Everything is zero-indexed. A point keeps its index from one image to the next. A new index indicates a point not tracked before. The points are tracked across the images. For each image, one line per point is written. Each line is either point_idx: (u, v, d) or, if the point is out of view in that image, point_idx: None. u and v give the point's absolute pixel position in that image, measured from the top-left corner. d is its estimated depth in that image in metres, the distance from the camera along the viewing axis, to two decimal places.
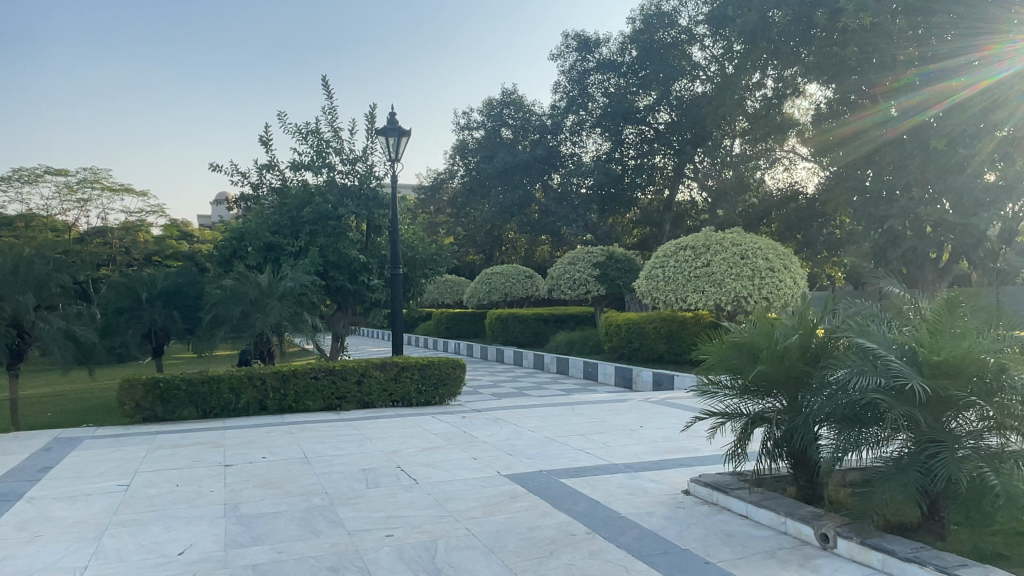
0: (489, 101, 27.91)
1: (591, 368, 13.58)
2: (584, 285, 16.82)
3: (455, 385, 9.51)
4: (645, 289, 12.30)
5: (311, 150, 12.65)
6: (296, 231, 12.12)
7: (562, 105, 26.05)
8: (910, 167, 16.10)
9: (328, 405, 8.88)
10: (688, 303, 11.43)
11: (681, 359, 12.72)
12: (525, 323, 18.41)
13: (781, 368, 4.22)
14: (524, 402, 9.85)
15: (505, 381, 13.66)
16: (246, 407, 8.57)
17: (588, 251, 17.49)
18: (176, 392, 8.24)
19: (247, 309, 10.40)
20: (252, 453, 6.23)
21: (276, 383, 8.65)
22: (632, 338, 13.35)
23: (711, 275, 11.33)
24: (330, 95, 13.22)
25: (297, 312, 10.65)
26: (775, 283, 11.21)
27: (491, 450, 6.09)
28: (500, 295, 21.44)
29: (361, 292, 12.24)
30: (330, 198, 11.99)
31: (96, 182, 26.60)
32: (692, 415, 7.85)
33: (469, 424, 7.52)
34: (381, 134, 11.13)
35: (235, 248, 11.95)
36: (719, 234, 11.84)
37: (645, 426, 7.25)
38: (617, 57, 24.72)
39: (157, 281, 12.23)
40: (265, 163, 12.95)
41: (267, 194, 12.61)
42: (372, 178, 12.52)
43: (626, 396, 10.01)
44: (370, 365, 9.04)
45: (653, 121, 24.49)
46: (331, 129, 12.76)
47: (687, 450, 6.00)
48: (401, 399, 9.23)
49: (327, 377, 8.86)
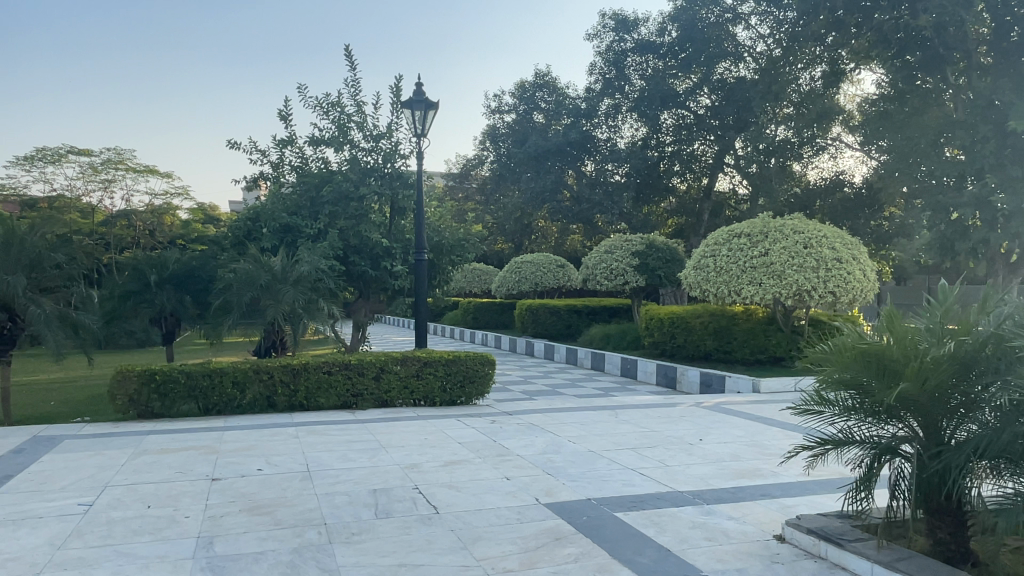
0: (521, 83, 26.84)
1: (631, 365, 12.53)
2: (622, 275, 15.65)
3: (484, 383, 8.54)
4: (693, 280, 11.17)
5: (332, 125, 11.73)
6: (315, 212, 11.25)
7: (597, 87, 24.71)
8: (984, 152, 14.55)
9: (342, 403, 7.98)
10: (743, 297, 10.30)
11: (730, 358, 11.60)
12: (556, 314, 17.38)
13: (924, 387, 3.15)
14: (559, 404, 8.85)
15: (536, 377, 12.72)
16: (252, 403, 7.70)
17: (627, 240, 16.34)
18: (174, 386, 7.39)
19: (258, 295, 9.56)
20: (246, 463, 5.32)
21: (284, 377, 7.75)
22: (676, 333, 12.28)
23: (769, 266, 10.17)
24: (353, 67, 12.31)
25: (312, 299, 9.76)
26: (843, 276, 10.03)
27: (527, 467, 5.12)
28: (530, 285, 20.46)
29: (383, 279, 11.32)
30: (352, 177, 11.07)
31: (120, 162, 26.08)
32: (757, 428, 6.78)
33: (500, 432, 6.56)
34: (406, 107, 10.16)
35: (249, 228, 11.16)
36: (779, 221, 10.70)
37: (704, 439, 6.21)
38: (656, 38, 23.26)
39: (168, 263, 11.41)
40: (284, 139, 12.08)
41: (284, 172, 11.72)
42: (397, 155, 11.54)
43: (674, 399, 8.97)
44: (389, 360, 8.09)
45: (693, 106, 23.13)
46: (354, 102, 11.84)
47: (765, 477, 4.94)
48: (424, 398, 8.27)
49: (342, 372, 7.94)
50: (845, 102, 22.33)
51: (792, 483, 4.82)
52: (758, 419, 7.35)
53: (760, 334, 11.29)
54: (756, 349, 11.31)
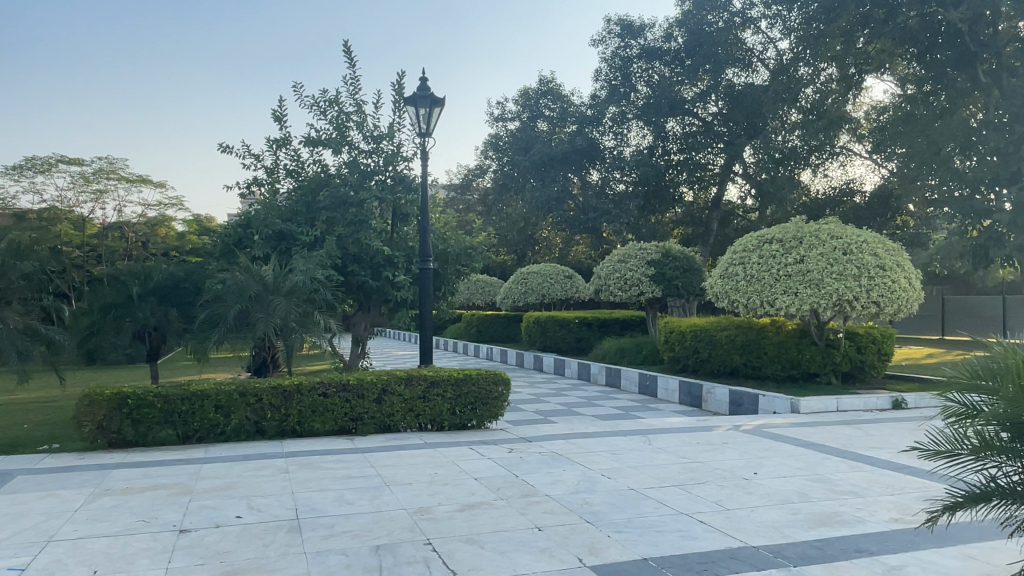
0: (524, 90, 25.59)
1: (650, 382, 11.67)
2: (636, 286, 14.80)
3: (497, 405, 7.66)
4: (720, 290, 10.33)
5: (330, 125, 10.92)
6: (311, 218, 10.47)
7: (602, 95, 23.58)
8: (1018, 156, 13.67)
9: (340, 429, 7.10)
10: (777, 307, 9.46)
11: (761, 374, 10.76)
12: (566, 327, 16.52)
13: None
14: (580, 427, 7.97)
15: (549, 395, 11.85)
16: (237, 430, 6.83)
17: (641, 248, 15.50)
18: (150, 411, 6.53)
19: (247, 307, 8.71)
20: (223, 509, 4.44)
21: (274, 401, 6.89)
22: (700, 347, 11.45)
23: (805, 274, 9.34)
24: (352, 65, 11.54)
25: (307, 312, 8.89)
26: (887, 284, 9.21)
27: (562, 513, 4.25)
28: (537, 296, 19.62)
29: (385, 290, 10.49)
30: (350, 181, 10.29)
31: (112, 172, 25.28)
32: (817, 458, 5.90)
33: (522, 463, 5.69)
34: (409, 104, 9.36)
35: (239, 236, 10.35)
36: (813, 225, 9.90)
37: (759, 473, 5.34)
38: (662, 44, 22.41)
39: (153, 274, 10.55)
40: (278, 140, 11.29)
41: (278, 175, 10.85)
42: (400, 157, 10.72)
43: (707, 421, 8.09)
44: (392, 379, 7.22)
45: (700, 113, 22.35)
46: (354, 101, 11.05)
47: (852, 527, 4.07)
48: (432, 422, 7.40)
49: (340, 394, 7.07)
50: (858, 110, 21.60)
51: (887, 535, 3.94)
52: (810, 446, 6.49)
53: (792, 348, 10.45)
54: (788, 364, 10.47)
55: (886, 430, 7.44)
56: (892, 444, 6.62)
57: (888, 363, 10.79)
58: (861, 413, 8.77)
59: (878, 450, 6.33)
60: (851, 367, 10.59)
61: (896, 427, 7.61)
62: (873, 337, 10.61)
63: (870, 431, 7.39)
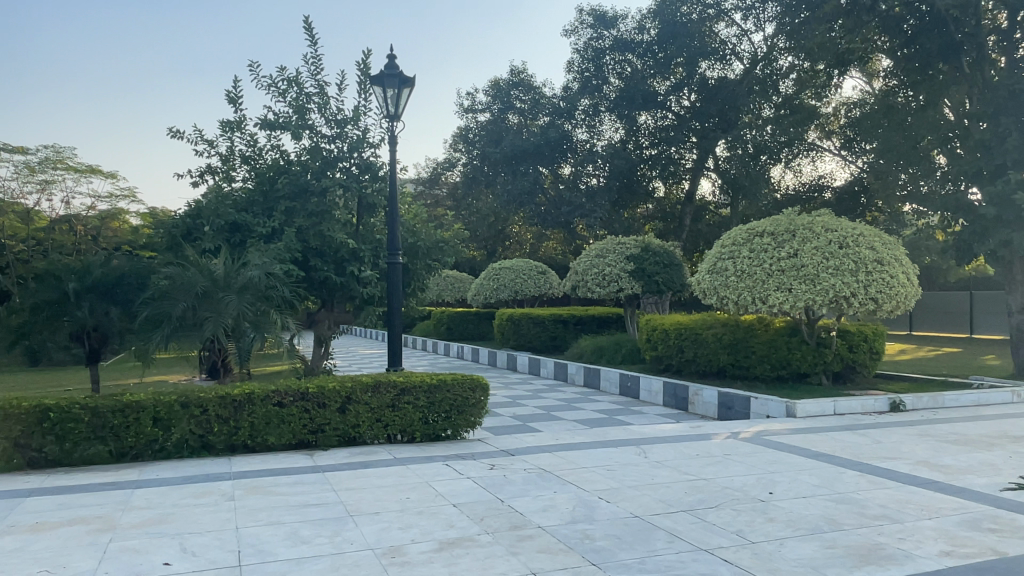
0: (495, 80, 24.33)
1: (631, 383, 11.07)
2: (615, 282, 14.19)
3: (474, 413, 6.92)
4: (708, 286, 9.76)
5: (289, 107, 10.03)
6: (269, 209, 9.63)
7: (574, 87, 22.70)
8: (1003, 148, 12.63)
9: (298, 443, 6.31)
10: (770, 305, 8.92)
11: (749, 374, 10.26)
12: (540, 325, 15.83)
13: None
14: (564, 435, 7.29)
15: (525, 397, 11.17)
16: (179, 446, 6.00)
17: (619, 243, 14.91)
18: (76, 426, 5.69)
19: (195, 306, 7.83)
20: (151, 553, 3.65)
21: (222, 413, 6.08)
22: (685, 346, 10.91)
23: (800, 269, 8.84)
24: (314, 43, 10.66)
25: (261, 310, 8.04)
26: (885, 279, 8.75)
27: (560, 553, 3.56)
28: (510, 293, 18.88)
29: (350, 286, 9.67)
30: (311, 168, 9.48)
31: (59, 162, 23.99)
32: (835, 472, 5.31)
33: (505, 484, 4.98)
34: (375, 84, 8.56)
35: (188, 227, 9.38)
36: (806, 218, 9.44)
37: (775, 493, 4.71)
38: (635, 36, 21.69)
39: (92, 269, 9.55)
40: (231, 123, 10.38)
41: (233, 163, 9.89)
42: (366, 143, 9.92)
43: (701, 428, 7.48)
44: (357, 387, 6.44)
45: (673, 106, 21.75)
46: (315, 81, 10.19)
47: (903, 564, 3.44)
48: (402, 432, 6.65)
49: (298, 404, 6.27)
50: (831, 106, 21.20)
51: (946, 573, 3.31)
52: (820, 457, 5.92)
53: (781, 347, 9.95)
54: (778, 365, 9.99)
55: (894, 437, 6.89)
56: (906, 453, 6.07)
57: (879, 362, 10.39)
58: (860, 417, 8.26)
59: (894, 461, 5.76)
60: (842, 367, 10.16)
61: (902, 433, 7.09)
62: (864, 335, 10.19)
63: (876, 438, 6.85)
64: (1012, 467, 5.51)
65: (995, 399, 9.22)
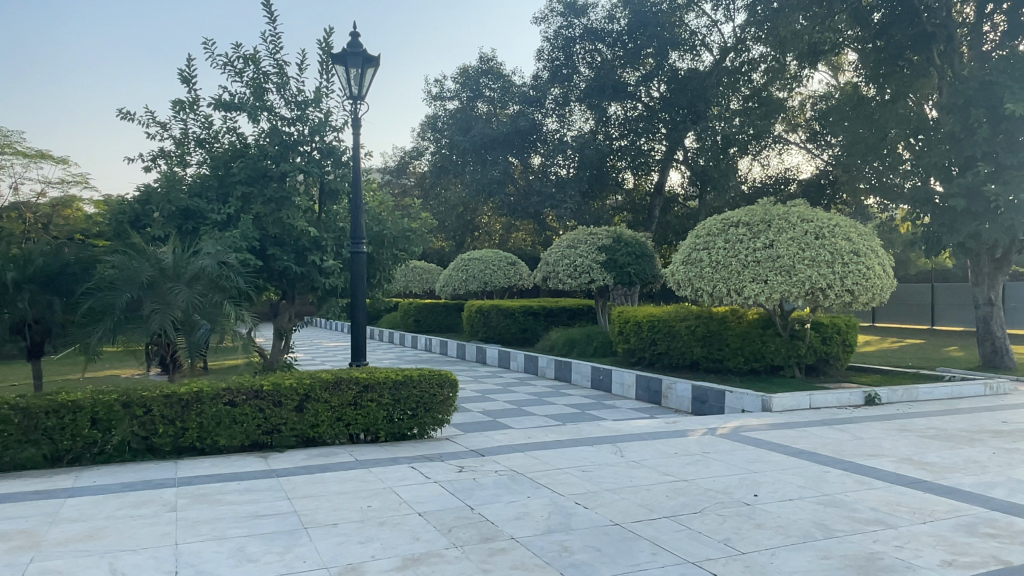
0: (464, 68, 23.79)
1: (603, 376, 10.82)
2: (586, 273, 13.90)
3: (442, 410, 6.56)
4: (682, 277, 9.51)
5: (246, 87, 9.50)
6: (225, 194, 9.10)
7: (544, 75, 22.29)
8: (972, 141, 12.58)
9: (252, 444, 5.90)
10: (745, 297, 8.70)
11: (723, 367, 10.06)
12: (510, 317, 15.50)
13: None
14: (536, 432, 6.97)
15: (495, 391, 10.85)
16: (120, 448, 5.55)
17: (591, 233, 14.62)
18: (4, 429, 5.17)
19: (141, 297, 7.32)
20: None
21: (168, 413, 5.62)
22: (658, 338, 10.67)
23: (776, 261, 8.64)
24: (273, 20, 10.12)
25: (213, 302, 7.55)
26: (861, 271, 8.59)
27: (535, 570, 3.23)
28: (479, 284, 18.51)
29: (311, 277, 9.21)
30: (270, 152, 9.00)
31: (6, 146, 22.91)
32: (821, 472, 5.09)
33: (475, 488, 4.63)
34: (337, 63, 8.08)
35: (136, 213, 8.79)
36: (782, 208, 9.25)
37: (760, 496, 4.46)
38: (605, 25, 21.31)
39: (33, 257, 8.92)
40: (183, 103, 9.80)
41: (186, 146, 9.31)
42: (328, 126, 9.44)
43: (677, 424, 7.22)
44: (316, 384, 6.02)
45: (643, 96, 21.46)
46: (273, 60, 9.66)
47: None
48: (365, 432, 6.27)
49: (251, 403, 5.84)
50: (800, 98, 21.10)
51: None
52: (802, 455, 5.69)
53: (755, 339, 9.78)
54: (752, 357, 9.81)
55: (873, 432, 6.72)
56: (888, 450, 5.88)
57: (852, 354, 10.27)
58: (836, 411, 8.10)
59: (877, 459, 5.56)
60: (816, 359, 10.03)
61: (881, 427, 6.92)
62: (838, 327, 10.07)
63: (856, 433, 6.65)
64: (998, 464, 5.35)
65: (968, 392, 9.18)
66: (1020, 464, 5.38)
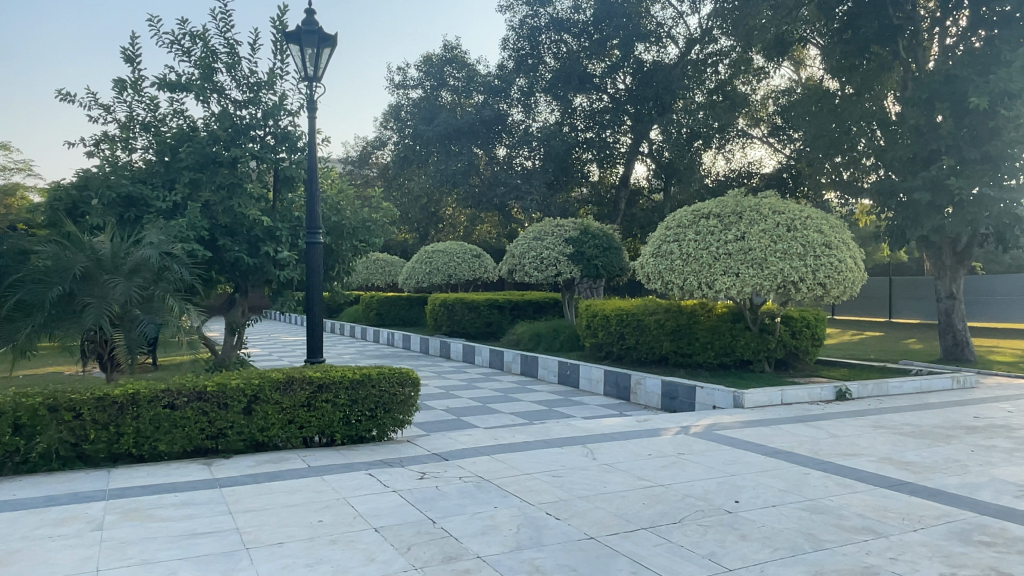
0: (427, 55, 23.22)
1: (570, 371, 10.54)
2: (553, 265, 13.61)
3: (403, 411, 6.19)
4: (652, 270, 9.25)
5: (193, 66, 8.93)
6: (171, 181, 8.54)
7: (509, 65, 21.84)
8: (937, 135, 12.56)
9: (196, 450, 5.46)
10: (716, 290, 8.48)
11: (692, 361, 9.87)
12: (474, 310, 15.13)
13: None
14: (503, 432, 6.62)
15: (459, 387, 10.49)
16: (46, 456, 5.05)
17: (558, 225, 14.32)
18: None
19: (75, 290, 6.75)
20: None
21: (101, 418, 5.13)
22: (626, 332, 10.42)
23: (748, 253, 8.45)
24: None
25: (154, 295, 7.01)
26: (833, 263, 8.45)
27: None
28: (443, 277, 18.09)
29: (265, 269, 8.72)
30: (220, 137, 8.46)
31: None
32: (802, 474, 4.86)
33: (437, 498, 4.28)
34: (291, 42, 7.57)
35: (73, 199, 8.10)
36: (753, 199, 9.06)
37: (742, 503, 4.20)
38: (571, 15, 20.86)
39: None
40: (125, 83, 9.17)
41: (130, 130, 8.70)
42: (283, 109, 8.93)
43: (649, 422, 6.96)
44: (266, 385, 5.59)
45: (609, 88, 21.15)
46: (224, 38, 9.10)
47: None
48: (320, 435, 5.87)
49: (194, 406, 5.39)
50: (765, 93, 21.05)
51: None
52: (780, 455, 5.47)
53: (725, 334, 9.60)
54: (722, 352, 9.64)
55: (848, 429, 6.55)
56: (866, 449, 5.69)
57: (821, 348, 10.18)
58: (808, 407, 7.95)
59: (856, 458, 5.36)
60: (785, 353, 9.91)
61: (855, 424, 6.76)
62: (807, 320, 9.96)
63: (831, 431, 6.47)
64: (978, 463, 5.19)
65: (936, 386, 9.14)
66: (1000, 463, 5.23)
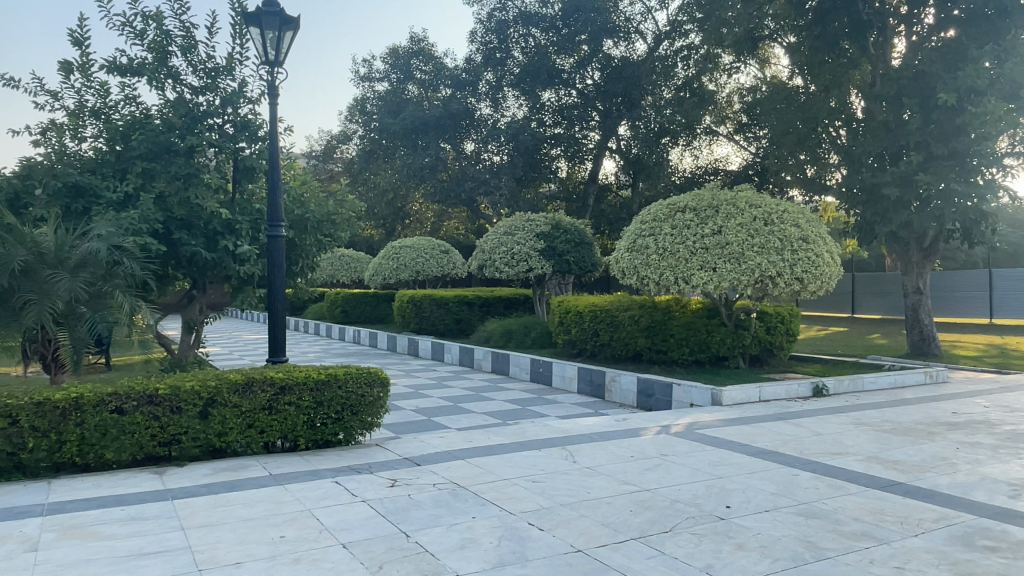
0: (393, 47, 22.74)
1: (543, 369, 10.30)
2: (524, 261, 13.34)
3: (372, 413, 5.86)
4: (627, 265, 9.04)
5: (147, 50, 8.44)
6: (123, 171, 8.05)
7: (477, 58, 21.46)
8: (906, 131, 12.60)
9: (147, 457, 5.06)
10: (694, 285, 8.30)
11: (667, 358, 9.69)
12: (443, 307, 14.80)
13: None
14: (477, 434, 6.32)
15: (428, 387, 10.17)
16: None
17: (528, 219, 14.06)
18: None
19: (14, 286, 6.24)
20: None
21: (41, 425, 4.71)
22: (600, 329, 10.21)
23: (725, 248, 8.29)
24: None
25: (102, 292, 6.54)
26: (810, 258, 8.34)
27: None
28: (410, 273, 17.69)
29: (223, 264, 8.27)
30: (176, 124, 7.99)
31: None
32: (792, 475, 4.66)
33: (410, 508, 3.97)
34: (250, 24, 7.14)
35: (13, 190, 7.58)
36: (729, 193, 8.91)
37: (734, 508, 3.98)
38: (539, 8, 20.52)
39: None
40: (73, 67, 8.63)
41: (79, 117, 8.18)
42: (242, 96, 8.48)
43: (628, 422, 6.74)
44: (223, 387, 5.22)
45: (578, 83, 20.92)
46: (179, 21, 8.62)
47: None
48: (283, 439, 5.52)
49: (145, 410, 4.99)
50: (733, 90, 21.02)
51: None
52: (766, 455, 5.28)
53: (700, 329, 9.44)
54: (697, 348, 9.48)
55: (830, 427, 6.41)
56: (852, 448, 5.54)
57: (794, 344, 10.10)
58: (786, 404, 7.82)
59: (844, 458, 5.20)
60: (759, 349, 9.80)
61: (837, 422, 6.63)
62: (782, 316, 9.86)
63: (814, 429, 6.32)
64: (966, 461, 5.07)
65: (910, 381, 9.10)
66: (988, 461, 5.12)
